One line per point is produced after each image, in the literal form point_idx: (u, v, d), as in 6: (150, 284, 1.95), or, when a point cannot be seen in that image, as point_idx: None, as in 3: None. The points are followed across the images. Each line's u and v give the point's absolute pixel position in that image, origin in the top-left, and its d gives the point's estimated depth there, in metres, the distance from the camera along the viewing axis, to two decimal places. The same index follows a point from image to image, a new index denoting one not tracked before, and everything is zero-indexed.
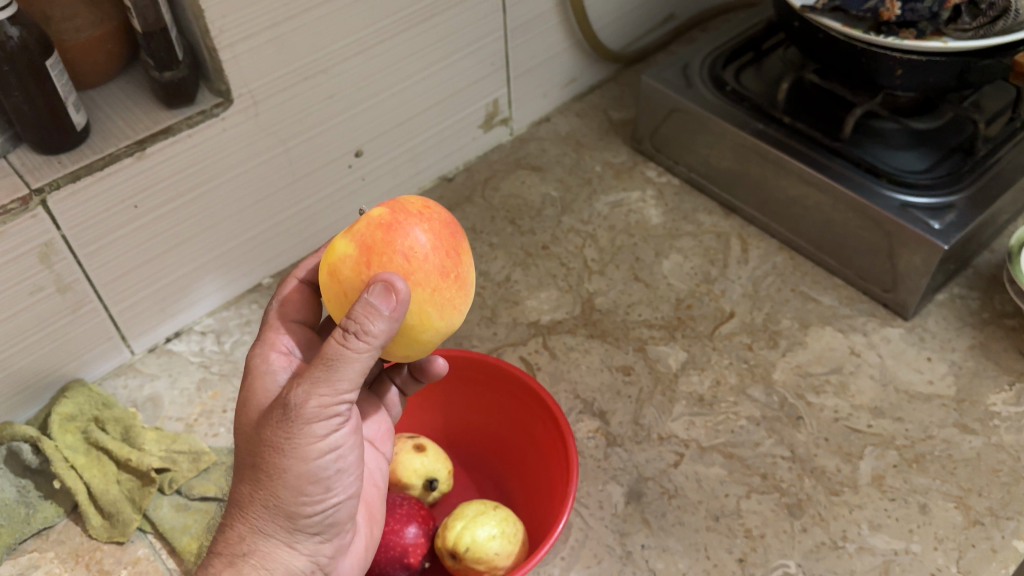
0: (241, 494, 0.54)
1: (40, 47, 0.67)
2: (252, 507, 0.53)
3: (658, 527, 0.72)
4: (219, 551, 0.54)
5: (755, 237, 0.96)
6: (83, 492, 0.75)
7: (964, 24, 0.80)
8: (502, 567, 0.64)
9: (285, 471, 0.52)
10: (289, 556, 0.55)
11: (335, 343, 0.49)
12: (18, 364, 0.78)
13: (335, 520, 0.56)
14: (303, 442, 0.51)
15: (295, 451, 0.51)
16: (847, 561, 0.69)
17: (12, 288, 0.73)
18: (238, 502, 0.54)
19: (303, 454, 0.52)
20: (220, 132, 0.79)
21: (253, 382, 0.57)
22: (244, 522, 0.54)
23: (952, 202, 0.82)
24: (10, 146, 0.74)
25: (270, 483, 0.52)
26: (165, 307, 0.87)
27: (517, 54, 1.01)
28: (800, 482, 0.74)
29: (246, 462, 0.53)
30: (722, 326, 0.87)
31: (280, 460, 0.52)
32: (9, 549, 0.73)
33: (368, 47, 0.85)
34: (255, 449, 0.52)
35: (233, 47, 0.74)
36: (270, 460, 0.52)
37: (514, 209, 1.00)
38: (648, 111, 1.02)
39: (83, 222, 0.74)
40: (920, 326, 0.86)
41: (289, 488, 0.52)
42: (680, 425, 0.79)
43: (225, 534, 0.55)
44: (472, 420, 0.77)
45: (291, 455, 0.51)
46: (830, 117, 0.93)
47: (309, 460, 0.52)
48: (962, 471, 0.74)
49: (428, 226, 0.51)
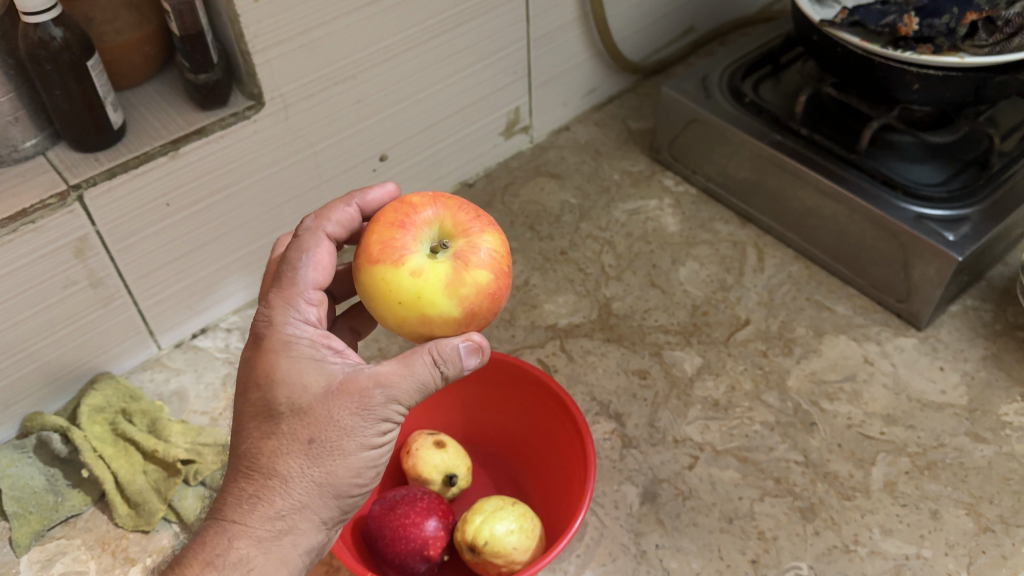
0: (287, 470, 0.54)
1: (82, 48, 0.70)
2: (300, 485, 0.54)
3: (672, 527, 0.73)
4: (253, 526, 0.53)
5: (771, 246, 0.98)
6: (110, 481, 0.77)
7: (981, 40, 0.82)
8: (520, 562, 0.66)
9: (349, 456, 0.54)
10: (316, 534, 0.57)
11: (427, 360, 0.55)
12: (50, 356, 0.80)
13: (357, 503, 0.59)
14: (372, 432, 0.55)
15: (361, 439, 0.55)
16: (858, 564, 0.70)
17: (48, 282, 0.75)
18: (282, 479, 0.54)
19: (367, 444, 0.55)
20: (251, 134, 0.81)
21: (282, 353, 0.55)
22: (286, 499, 0.54)
23: (967, 215, 0.83)
24: (49, 143, 0.76)
25: (326, 464, 0.54)
26: (193, 304, 0.89)
27: (539, 64, 1.03)
28: (813, 486, 0.76)
29: (298, 438, 0.53)
30: (737, 332, 0.88)
31: (347, 445, 0.54)
32: (37, 535, 0.75)
33: (396, 54, 0.87)
34: (317, 428, 0.53)
35: (266, 51, 0.76)
36: (339, 442, 0.54)
37: (533, 215, 1.02)
38: (667, 121, 1.03)
39: (120, 213, 0.76)
40: (934, 336, 0.87)
41: (344, 472, 0.55)
42: (695, 428, 0.80)
43: (257, 508, 0.54)
44: (491, 419, 0.79)
45: (359, 442, 0.54)
46: (847, 129, 0.95)
47: (366, 451, 0.56)
48: (973, 478, 0.75)
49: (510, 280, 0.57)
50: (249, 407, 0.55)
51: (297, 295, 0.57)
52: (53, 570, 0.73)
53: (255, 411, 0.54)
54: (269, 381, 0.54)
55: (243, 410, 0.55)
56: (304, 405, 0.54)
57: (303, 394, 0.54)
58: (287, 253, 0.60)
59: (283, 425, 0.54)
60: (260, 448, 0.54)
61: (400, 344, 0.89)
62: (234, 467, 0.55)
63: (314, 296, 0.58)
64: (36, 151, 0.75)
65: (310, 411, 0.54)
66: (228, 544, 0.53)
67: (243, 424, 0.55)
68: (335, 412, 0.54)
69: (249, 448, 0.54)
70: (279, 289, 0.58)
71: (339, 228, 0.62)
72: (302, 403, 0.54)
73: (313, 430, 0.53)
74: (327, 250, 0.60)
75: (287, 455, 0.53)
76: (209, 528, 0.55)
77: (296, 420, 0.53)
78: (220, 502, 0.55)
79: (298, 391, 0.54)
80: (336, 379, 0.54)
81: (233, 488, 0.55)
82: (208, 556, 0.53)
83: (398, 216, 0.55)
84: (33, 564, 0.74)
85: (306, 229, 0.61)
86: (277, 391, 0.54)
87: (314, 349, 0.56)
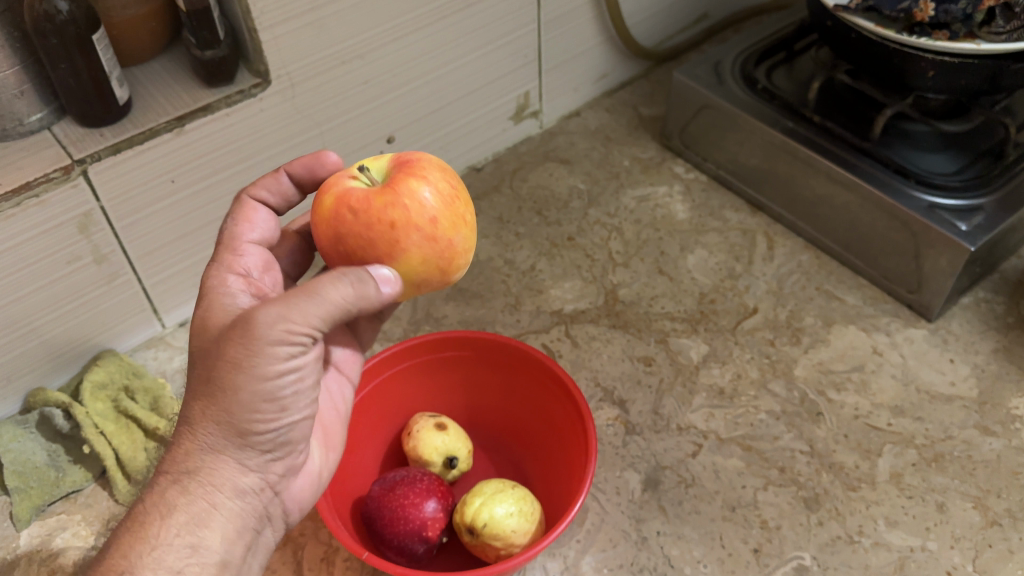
0: (193, 413, 0.53)
1: (88, 21, 0.70)
2: (200, 421, 0.53)
3: (674, 514, 0.72)
4: (165, 469, 0.54)
5: (781, 234, 0.97)
6: (111, 457, 0.77)
7: (998, 27, 0.79)
8: (519, 545, 0.65)
9: (236, 388, 0.52)
10: (238, 471, 0.55)
11: (334, 277, 0.52)
12: (53, 332, 0.80)
13: (288, 438, 0.57)
14: (260, 360, 0.51)
15: (254, 369, 0.52)
16: (862, 556, 0.69)
17: (53, 256, 0.75)
18: (188, 417, 0.54)
19: (258, 371, 0.52)
20: (257, 112, 0.80)
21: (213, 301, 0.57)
22: (191, 436, 0.53)
23: (980, 205, 0.82)
24: (54, 118, 0.76)
25: (225, 398, 0.52)
26: (198, 283, 0.89)
27: (550, 47, 1.02)
28: (818, 477, 0.75)
29: (200, 378, 0.53)
30: (745, 321, 0.87)
31: (230, 376, 0.52)
32: (38, 510, 0.75)
33: (404, 35, 0.86)
34: (211, 363, 0.52)
35: (273, 28, 0.76)
36: (228, 375, 0.52)
37: (541, 200, 1.01)
38: (678, 107, 1.02)
39: (124, 191, 0.76)
40: (944, 328, 0.86)
41: (239, 408, 0.53)
42: (700, 416, 0.79)
43: (172, 452, 0.54)
44: (494, 403, 0.78)
45: (243, 371, 0.52)
46: (859, 117, 0.93)
47: (268, 376, 0.52)
48: (981, 472, 0.74)
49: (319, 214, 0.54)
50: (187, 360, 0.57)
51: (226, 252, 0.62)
52: (54, 545, 0.74)
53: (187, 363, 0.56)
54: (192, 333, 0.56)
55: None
56: (205, 346, 0.54)
57: (207, 338, 0.54)
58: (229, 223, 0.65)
59: (193, 370, 0.54)
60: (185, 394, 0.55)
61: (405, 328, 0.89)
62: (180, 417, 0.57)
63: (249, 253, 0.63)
64: (41, 126, 0.75)
65: (207, 350, 0.53)
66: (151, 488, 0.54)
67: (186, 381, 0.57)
68: (222, 341, 0.52)
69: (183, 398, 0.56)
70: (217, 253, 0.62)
71: (279, 198, 0.66)
72: (206, 345, 0.54)
73: (208, 368, 0.53)
74: (263, 215, 0.65)
75: (192, 395, 0.54)
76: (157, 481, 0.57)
77: (199, 360, 0.54)
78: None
79: (204, 333, 0.55)
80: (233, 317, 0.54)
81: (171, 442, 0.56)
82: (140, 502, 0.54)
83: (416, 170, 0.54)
84: (33, 538, 0.74)
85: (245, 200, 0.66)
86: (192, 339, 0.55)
87: (229, 295, 0.58)
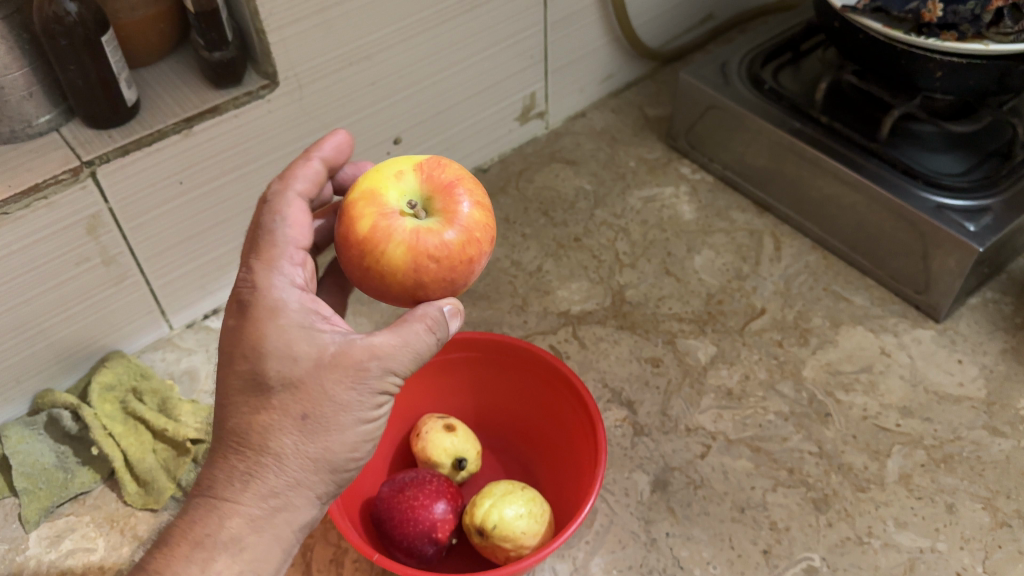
0: (276, 446, 0.51)
1: (96, 23, 0.70)
2: (290, 458, 0.51)
3: (683, 516, 0.72)
4: (236, 502, 0.51)
5: (789, 235, 0.96)
6: (120, 459, 0.77)
7: (1006, 28, 0.79)
8: (528, 546, 0.65)
9: (340, 429, 0.52)
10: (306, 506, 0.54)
11: (420, 320, 0.53)
12: (61, 334, 0.80)
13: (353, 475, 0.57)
14: (367, 405, 0.52)
15: (359, 412, 0.52)
16: (872, 557, 0.69)
17: (62, 258, 0.75)
18: (272, 452, 0.51)
19: (363, 415, 0.53)
20: (265, 114, 0.80)
21: (284, 322, 0.52)
22: (274, 472, 0.51)
23: (988, 206, 0.82)
24: (62, 120, 0.76)
25: (325, 437, 0.52)
26: (205, 284, 0.89)
27: (556, 48, 1.02)
28: (827, 477, 0.75)
29: (292, 413, 0.51)
30: (753, 322, 0.87)
31: (338, 418, 0.52)
32: (47, 511, 0.75)
33: (412, 36, 0.86)
34: (314, 401, 0.51)
35: (282, 30, 0.76)
36: (334, 416, 0.51)
37: (548, 201, 1.01)
38: (685, 107, 1.02)
39: (132, 192, 0.76)
40: (952, 328, 0.86)
41: (338, 447, 0.53)
42: (708, 417, 0.79)
43: (241, 484, 0.51)
44: (502, 403, 0.78)
45: (352, 414, 0.52)
46: (866, 118, 0.93)
47: (366, 419, 0.53)
48: (991, 472, 0.74)
49: (396, 263, 0.51)
50: (238, 376, 0.51)
51: (277, 257, 0.54)
52: (62, 546, 0.74)
53: (242, 381, 0.51)
54: (258, 351, 0.51)
55: (227, 382, 0.52)
56: (296, 377, 0.51)
57: (294, 366, 0.51)
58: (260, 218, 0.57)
59: (276, 401, 0.51)
60: (251, 421, 0.51)
61: None
62: (219, 434, 0.52)
63: (298, 257, 0.55)
64: (50, 127, 0.75)
65: (302, 383, 0.51)
66: (218, 523, 0.51)
67: (233, 398, 0.52)
68: (328, 381, 0.51)
69: (236, 419, 0.52)
70: (261, 254, 0.55)
71: (307, 186, 0.59)
72: (295, 377, 0.51)
73: (307, 406, 0.51)
74: (300, 209, 0.57)
75: (274, 428, 0.51)
76: (193, 502, 0.52)
77: (289, 393, 0.51)
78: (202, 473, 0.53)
79: (288, 360, 0.51)
80: (327, 350, 0.51)
81: (214, 464, 0.52)
82: (199, 535, 0.51)
83: (450, 186, 0.54)
84: (42, 540, 0.74)
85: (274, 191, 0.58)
86: (265, 359, 0.51)
87: (308, 323, 0.52)
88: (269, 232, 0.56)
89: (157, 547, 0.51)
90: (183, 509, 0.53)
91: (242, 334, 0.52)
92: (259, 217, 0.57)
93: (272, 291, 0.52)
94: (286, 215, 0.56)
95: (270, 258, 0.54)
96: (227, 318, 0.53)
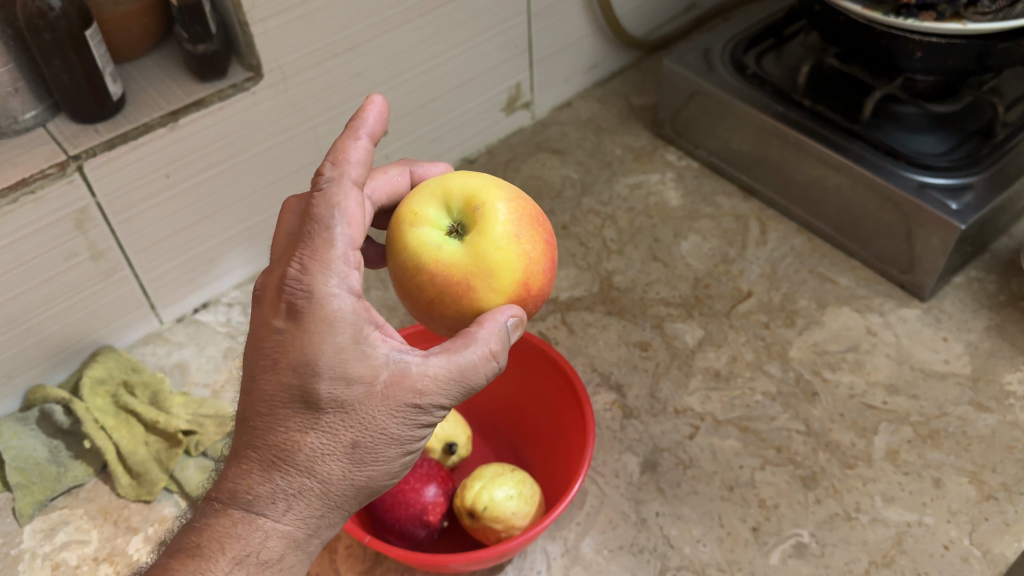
0: (322, 469, 0.50)
1: (80, 17, 0.70)
2: (336, 480, 0.51)
3: (672, 495, 0.73)
4: (274, 521, 0.50)
5: (774, 219, 0.97)
6: (112, 452, 0.77)
7: (984, 7, 0.80)
8: (519, 527, 0.65)
9: (384, 456, 0.52)
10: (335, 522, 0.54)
11: (482, 345, 0.51)
12: (51, 329, 0.80)
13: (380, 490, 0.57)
14: (411, 435, 0.52)
15: (404, 441, 0.52)
16: (860, 532, 0.70)
17: (49, 253, 0.76)
18: (317, 473, 0.50)
19: (406, 443, 0.52)
20: (250, 106, 0.81)
21: (341, 343, 0.49)
22: (316, 494, 0.50)
23: (970, 183, 0.83)
24: (48, 115, 0.76)
25: (367, 464, 0.51)
26: (194, 278, 0.89)
27: (540, 38, 1.02)
28: (814, 455, 0.75)
29: (342, 439, 0.50)
30: (739, 304, 0.88)
31: (384, 447, 0.51)
32: (41, 505, 0.76)
33: (393, 26, 0.86)
34: (365, 430, 0.50)
35: (265, 22, 0.76)
36: (380, 445, 0.51)
37: (535, 190, 1.02)
38: (669, 95, 1.03)
39: (120, 186, 0.76)
40: (937, 307, 0.87)
41: (378, 473, 0.52)
42: (697, 399, 0.80)
43: (282, 503, 0.50)
44: (492, 388, 0.79)
45: (397, 443, 0.51)
46: (849, 100, 0.94)
47: (407, 448, 0.53)
48: (977, 447, 0.75)
49: (546, 267, 0.54)
50: (284, 388, 0.49)
51: (336, 258, 0.49)
52: (56, 539, 0.74)
53: (289, 397, 0.49)
54: (311, 369, 0.48)
55: (272, 394, 0.49)
56: (349, 401, 0.49)
57: (347, 390, 0.49)
58: (313, 207, 0.50)
59: (327, 424, 0.49)
60: (296, 440, 0.49)
61: (401, 318, 0.89)
62: (254, 445, 0.50)
63: (354, 260, 0.50)
64: (36, 123, 0.76)
65: (354, 410, 0.49)
66: (257, 541, 0.50)
67: (275, 409, 0.49)
68: (380, 412, 0.50)
69: (279, 436, 0.49)
70: (312, 254, 0.49)
71: (362, 169, 0.53)
72: (348, 402, 0.49)
73: (358, 435, 0.50)
74: (356, 201, 0.51)
75: (322, 451, 0.50)
76: (224, 514, 0.50)
77: (340, 418, 0.49)
78: (230, 481, 0.51)
79: (344, 384, 0.49)
80: (382, 375, 0.50)
81: (249, 476, 0.50)
82: (238, 552, 0.50)
83: None
84: (35, 533, 0.74)
85: (326, 178, 0.52)
86: (321, 381, 0.48)
87: (368, 348, 0.49)
88: (328, 230, 0.50)
89: (188, 559, 0.50)
90: (211, 517, 0.51)
91: (291, 344, 0.49)
92: (310, 204, 0.51)
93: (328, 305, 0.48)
94: (343, 209, 0.50)
95: (327, 258, 0.49)
96: (276, 320, 0.50)
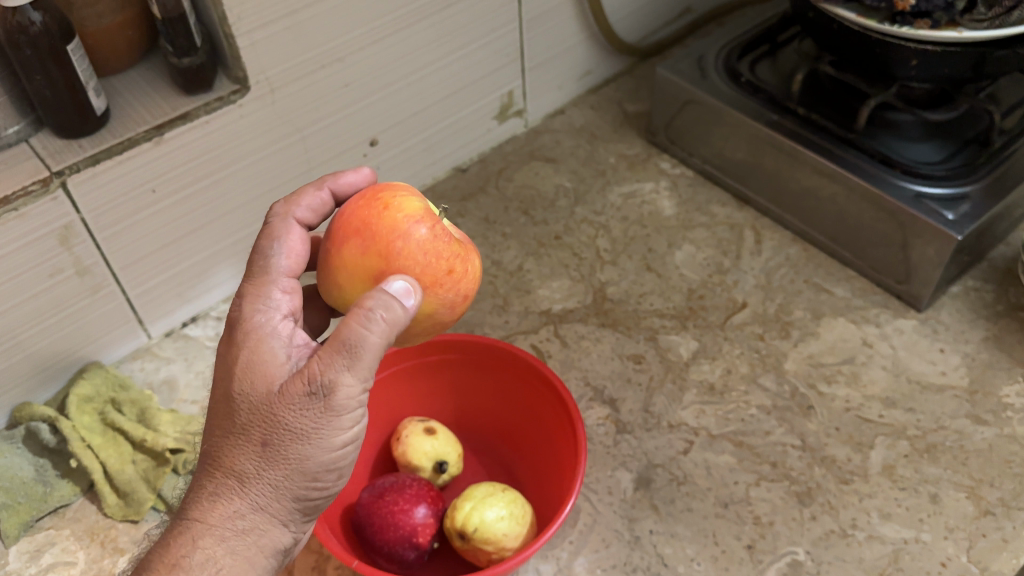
0: (241, 469, 0.50)
1: (62, 32, 0.69)
2: (253, 479, 0.50)
3: (666, 513, 0.72)
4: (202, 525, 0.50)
5: (769, 228, 0.96)
6: (99, 471, 0.76)
7: (979, 14, 0.79)
8: (510, 548, 0.65)
9: (301, 455, 0.50)
10: (277, 531, 0.52)
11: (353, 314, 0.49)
12: (37, 346, 0.79)
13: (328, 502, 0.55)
14: (326, 430, 0.50)
15: (320, 439, 0.50)
16: (856, 549, 0.69)
17: (34, 270, 0.75)
18: (236, 472, 0.50)
19: (324, 441, 0.51)
20: (237, 119, 0.80)
21: (256, 346, 0.51)
22: (238, 495, 0.50)
23: (966, 193, 0.82)
24: (32, 130, 0.75)
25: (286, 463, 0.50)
26: (183, 293, 0.88)
27: (532, 45, 1.01)
28: (810, 471, 0.74)
29: (253, 438, 0.50)
30: (734, 316, 0.87)
31: (296, 444, 0.50)
32: (26, 525, 0.75)
33: (381, 37, 0.85)
34: (271, 426, 0.49)
35: (251, 34, 0.75)
36: (292, 442, 0.50)
37: (528, 200, 1.01)
38: (662, 102, 1.02)
39: (105, 201, 0.75)
40: (933, 318, 0.86)
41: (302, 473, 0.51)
42: (691, 413, 0.79)
43: (208, 506, 0.50)
44: (484, 404, 0.78)
45: (311, 440, 0.50)
46: (844, 108, 0.93)
47: (327, 446, 0.51)
48: (974, 461, 0.74)
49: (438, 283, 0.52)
50: (213, 396, 0.52)
51: (267, 282, 0.55)
52: (42, 561, 0.73)
53: (214, 403, 0.51)
54: (227, 374, 0.51)
55: (208, 406, 0.52)
56: (255, 398, 0.50)
57: (254, 388, 0.50)
58: (258, 243, 0.58)
59: (241, 425, 0.50)
60: (219, 442, 0.51)
61: None
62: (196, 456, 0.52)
63: (287, 284, 0.56)
64: (19, 138, 0.75)
65: (258, 407, 0.50)
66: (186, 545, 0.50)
67: (210, 415, 0.52)
68: (279, 405, 0.49)
69: (208, 442, 0.51)
70: (251, 281, 0.56)
71: (308, 212, 0.60)
72: (254, 401, 0.50)
73: (265, 431, 0.50)
74: (298, 235, 0.58)
75: (238, 451, 0.50)
76: (170, 525, 0.52)
77: (249, 415, 0.50)
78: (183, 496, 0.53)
79: (249, 381, 0.50)
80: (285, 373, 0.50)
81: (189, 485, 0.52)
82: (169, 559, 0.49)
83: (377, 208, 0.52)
84: (21, 555, 0.73)
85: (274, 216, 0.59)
86: (232, 381, 0.50)
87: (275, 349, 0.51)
88: (265, 259, 0.56)
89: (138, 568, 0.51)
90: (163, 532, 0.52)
91: (222, 359, 0.53)
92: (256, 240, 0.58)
93: (252, 317, 0.53)
94: (282, 241, 0.57)
95: (259, 285, 0.55)
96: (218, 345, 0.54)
